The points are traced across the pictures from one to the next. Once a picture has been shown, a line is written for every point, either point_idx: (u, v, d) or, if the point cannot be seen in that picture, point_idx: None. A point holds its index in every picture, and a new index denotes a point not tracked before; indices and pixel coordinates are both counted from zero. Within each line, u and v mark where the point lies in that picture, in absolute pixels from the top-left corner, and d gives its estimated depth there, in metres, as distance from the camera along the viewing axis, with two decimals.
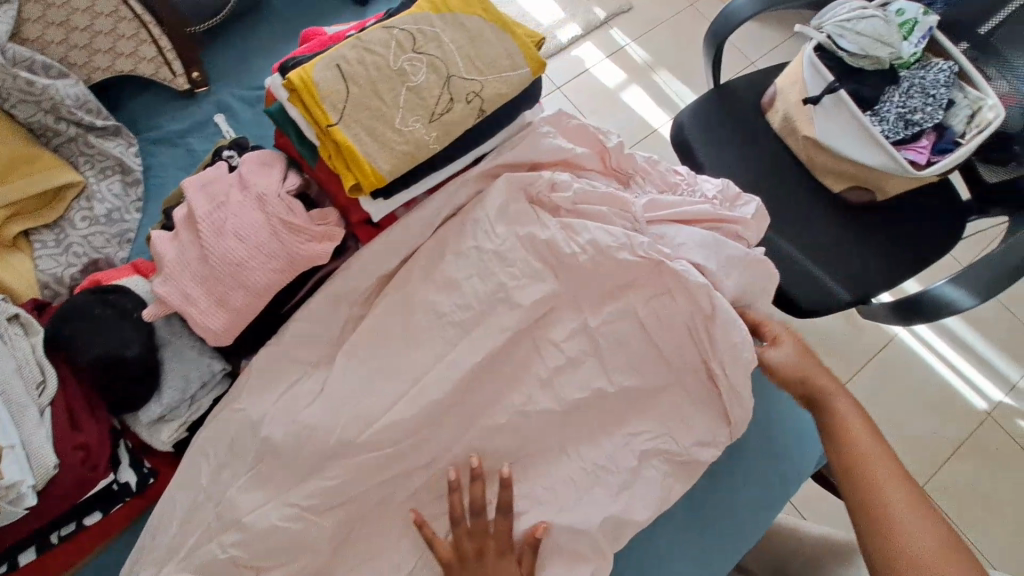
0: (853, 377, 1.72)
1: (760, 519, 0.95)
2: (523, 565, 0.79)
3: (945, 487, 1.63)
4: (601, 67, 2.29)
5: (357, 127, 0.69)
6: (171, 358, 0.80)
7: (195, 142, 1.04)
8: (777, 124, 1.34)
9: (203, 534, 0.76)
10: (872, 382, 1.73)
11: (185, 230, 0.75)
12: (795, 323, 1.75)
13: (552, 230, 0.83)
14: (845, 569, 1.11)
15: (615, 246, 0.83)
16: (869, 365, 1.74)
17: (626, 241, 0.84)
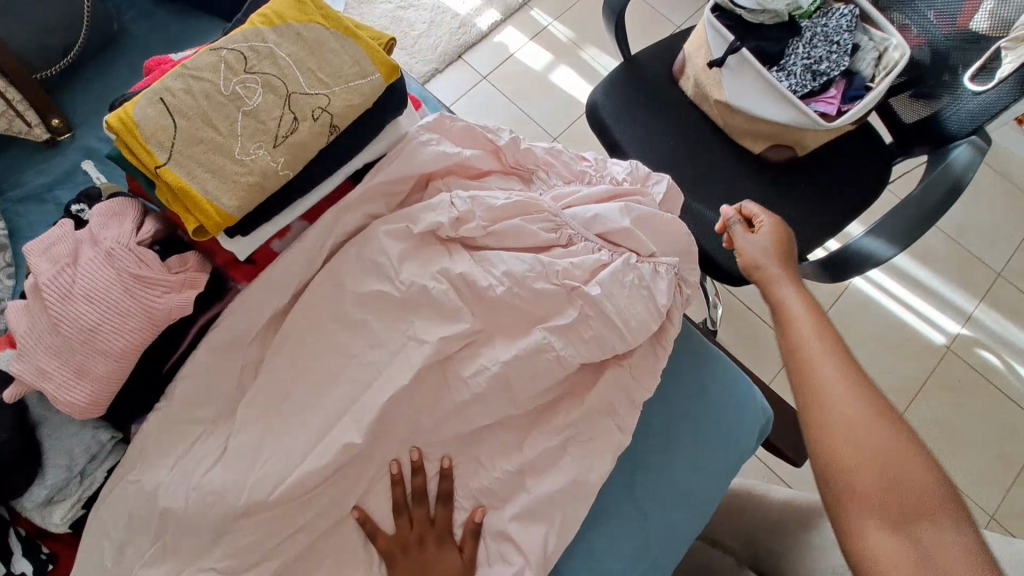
0: None
1: (702, 506, 0.93)
2: (465, 552, 0.78)
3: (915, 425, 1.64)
4: (525, 50, 2.23)
5: (191, 164, 0.63)
6: (49, 436, 0.74)
7: (64, 195, 0.97)
8: (690, 91, 1.30)
9: None
10: None
11: (34, 298, 0.69)
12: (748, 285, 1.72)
13: (467, 265, 0.78)
14: (813, 531, 1.09)
15: (530, 275, 0.78)
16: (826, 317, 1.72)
17: (538, 267, 0.79)
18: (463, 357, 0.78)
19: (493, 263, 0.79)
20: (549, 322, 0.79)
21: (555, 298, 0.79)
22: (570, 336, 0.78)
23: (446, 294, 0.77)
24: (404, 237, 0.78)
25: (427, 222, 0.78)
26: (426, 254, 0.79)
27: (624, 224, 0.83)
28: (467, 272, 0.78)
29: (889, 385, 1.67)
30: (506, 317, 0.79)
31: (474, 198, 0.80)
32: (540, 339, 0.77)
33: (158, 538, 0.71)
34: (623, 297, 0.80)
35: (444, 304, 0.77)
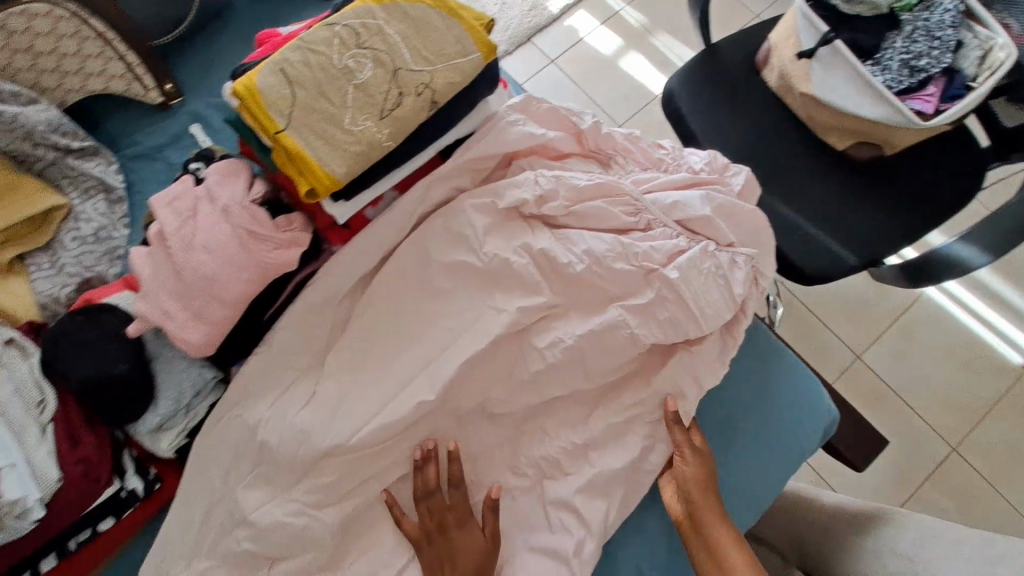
0: (878, 339, 1.64)
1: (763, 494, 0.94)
2: (488, 532, 0.80)
3: (981, 446, 1.56)
4: (596, 35, 2.21)
5: (306, 131, 0.68)
6: (162, 371, 0.83)
7: (174, 155, 1.06)
8: (774, 82, 1.26)
9: (219, 531, 0.79)
10: (898, 344, 1.65)
11: (157, 246, 0.77)
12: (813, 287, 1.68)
13: (547, 243, 0.81)
14: (870, 537, 1.07)
15: (611, 255, 0.80)
16: (893, 325, 1.66)
17: (619, 249, 0.80)
18: (538, 330, 0.81)
19: (573, 241, 0.82)
20: (626, 301, 0.81)
21: (632, 278, 0.80)
22: (645, 316, 0.80)
23: (528, 268, 0.80)
24: (490, 211, 0.81)
25: (513, 198, 0.80)
26: (509, 230, 0.82)
27: (705, 212, 0.83)
28: (548, 249, 0.80)
29: (958, 403, 1.60)
30: (582, 295, 0.82)
31: (558, 176, 0.82)
32: (616, 316, 0.79)
33: (257, 466, 0.78)
34: (699, 284, 0.81)
35: (524, 277, 0.80)
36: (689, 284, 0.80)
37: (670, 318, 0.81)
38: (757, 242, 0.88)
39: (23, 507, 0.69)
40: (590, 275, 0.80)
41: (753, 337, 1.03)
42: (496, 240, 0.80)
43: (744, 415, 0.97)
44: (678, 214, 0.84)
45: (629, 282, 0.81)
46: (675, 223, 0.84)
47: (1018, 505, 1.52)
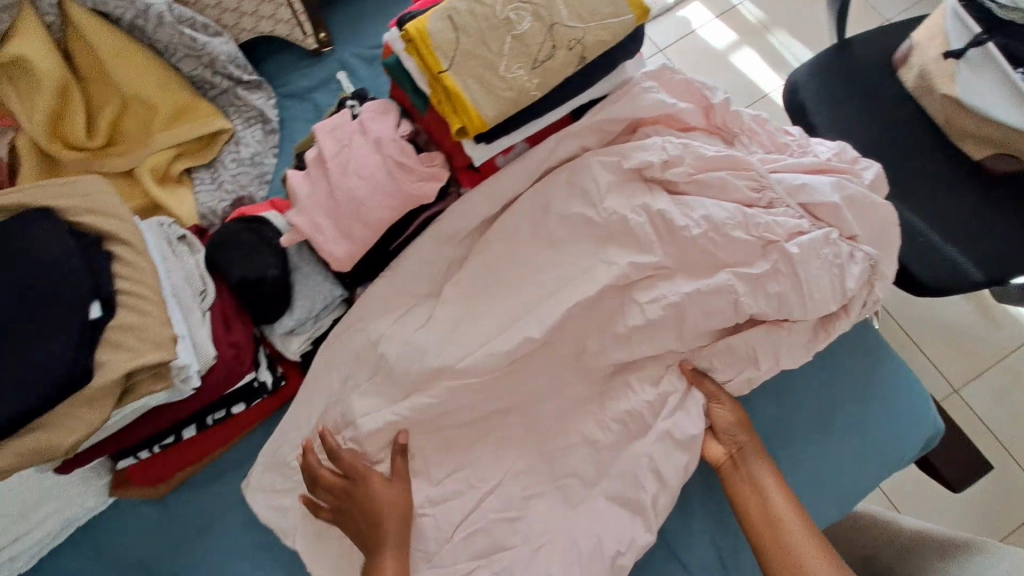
0: (982, 372, 1.53)
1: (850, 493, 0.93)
2: (397, 472, 0.83)
3: None
4: (709, 27, 2.16)
5: (464, 73, 0.74)
6: (301, 281, 0.93)
7: (321, 97, 1.16)
8: (911, 82, 1.20)
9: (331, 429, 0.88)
10: (1006, 381, 1.52)
11: (316, 169, 0.86)
12: (916, 306, 1.58)
13: (665, 204, 0.83)
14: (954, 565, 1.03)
15: (730, 224, 0.82)
16: (1003, 361, 1.54)
17: (740, 219, 0.82)
18: (647, 288, 0.83)
19: (691, 207, 0.83)
20: (742, 269, 0.82)
21: (749, 247, 0.82)
22: (756, 287, 0.82)
23: (646, 227, 0.82)
24: (616, 168, 0.84)
25: (640, 160, 0.83)
26: (631, 189, 0.84)
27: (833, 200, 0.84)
28: (665, 210, 0.82)
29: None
30: (698, 257, 0.83)
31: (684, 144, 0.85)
32: (727, 282, 0.81)
33: (374, 375, 0.87)
34: (815, 267, 0.81)
35: (639, 236, 0.82)
36: (807, 263, 0.81)
37: (786, 290, 0.82)
38: (876, 239, 0.88)
39: (185, 374, 0.77)
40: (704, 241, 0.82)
41: (861, 338, 1.01)
42: (619, 197, 0.84)
43: (836, 409, 0.96)
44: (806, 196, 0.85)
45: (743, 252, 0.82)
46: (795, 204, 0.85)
47: None
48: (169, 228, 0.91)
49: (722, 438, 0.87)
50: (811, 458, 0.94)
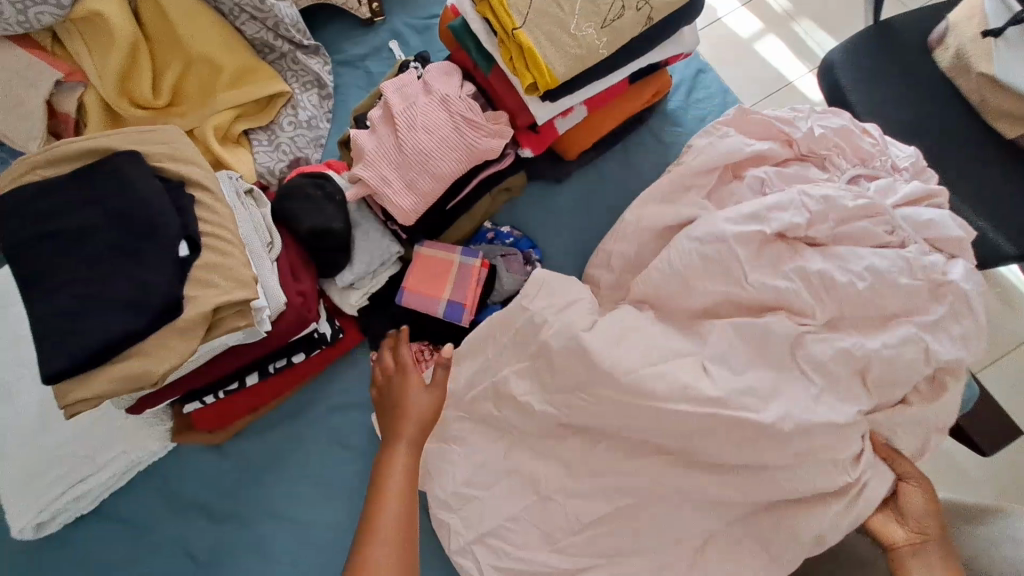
0: None
1: None
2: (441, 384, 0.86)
3: None
4: (735, 16, 2.18)
5: (537, 31, 0.78)
6: (361, 237, 0.96)
7: (373, 65, 1.19)
8: (946, 63, 1.23)
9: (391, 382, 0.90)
10: None
11: (382, 125, 0.89)
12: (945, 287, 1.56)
13: (820, 265, 0.81)
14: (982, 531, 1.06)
15: (894, 272, 0.79)
16: None
17: (904, 266, 0.80)
18: (809, 338, 0.80)
19: (847, 259, 0.81)
20: (913, 317, 0.80)
21: (916, 292, 0.79)
22: (935, 333, 0.79)
23: (798, 292, 0.80)
24: (746, 217, 0.83)
25: (780, 221, 0.82)
26: (771, 250, 0.83)
27: (958, 234, 0.82)
28: (823, 270, 0.81)
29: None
30: (857, 310, 0.81)
31: (808, 191, 0.84)
32: (909, 332, 0.78)
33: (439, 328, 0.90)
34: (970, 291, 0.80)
35: (793, 301, 0.81)
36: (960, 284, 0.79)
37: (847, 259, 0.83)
38: None
39: (262, 316, 0.81)
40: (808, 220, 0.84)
41: None
42: (758, 243, 0.83)
43: None
44: (926, 232, 0.83)
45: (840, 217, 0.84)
46: (921, 240, 0.82)
47: None
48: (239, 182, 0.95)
49: (907, 523, 0.76)
50: None
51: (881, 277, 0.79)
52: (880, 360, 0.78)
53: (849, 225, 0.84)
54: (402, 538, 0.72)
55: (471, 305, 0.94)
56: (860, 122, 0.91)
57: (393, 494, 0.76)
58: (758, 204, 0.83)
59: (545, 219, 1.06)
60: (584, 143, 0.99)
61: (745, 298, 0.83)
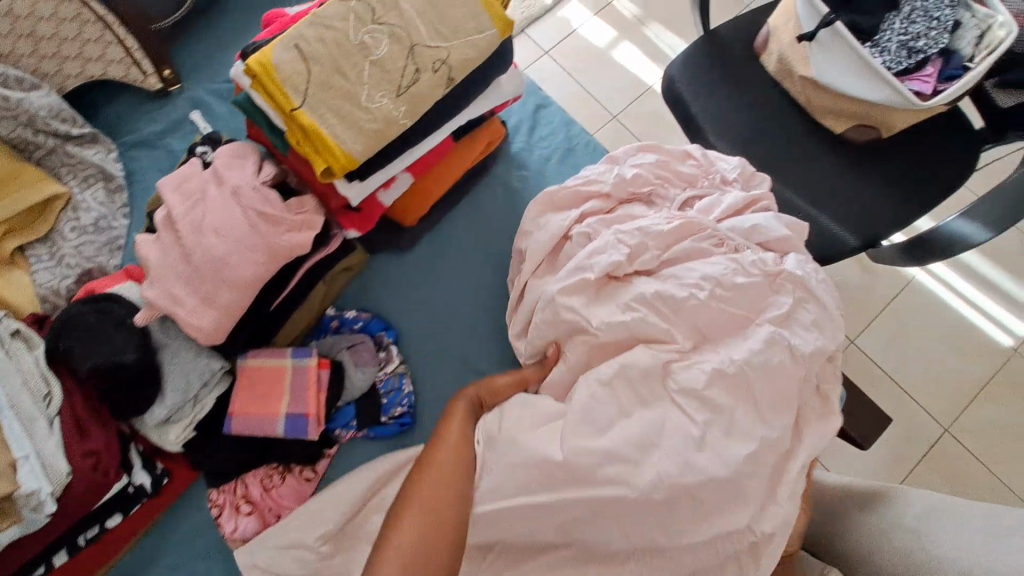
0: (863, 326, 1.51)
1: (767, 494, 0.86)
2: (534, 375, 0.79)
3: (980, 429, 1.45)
4: (589, 27, 2.08)
5: (322, 107, 0.67)
6: (169, 360, 0.80)
7: (174, 142, 1.02)
8: (772, 67, 1.27)
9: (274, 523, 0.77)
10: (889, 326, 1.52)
11: (165, 230, 0.75)
12: None
13: (658, 285, 0.76)
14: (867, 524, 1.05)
15: (729, 272, 0.76)
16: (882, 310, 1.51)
17: (735, 264, 0.76)
18: (674, 366, 0.72)
19: (681, 275, 0.77)
20: (763, 316, 0.75)
21: (757, 287, 0.76)
22: (787, 326, 0.75)
23: (646, 320, 0.74)
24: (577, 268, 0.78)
25: (604, 260, 0.77)
26: (607, 289, 0.78)
27: (783, 231, 0.80)
28: (659, 289, 0.75)
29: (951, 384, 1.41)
30: (710, 323, 0.75)
31: (626, 227, 0.80)
32: (769, 333, 0.72)
33: None
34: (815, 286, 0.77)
35: (646, 330, 0.74)
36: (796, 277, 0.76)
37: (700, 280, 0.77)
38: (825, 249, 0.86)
39: (37, 499, 0.67)
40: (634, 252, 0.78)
41: None
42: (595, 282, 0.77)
43: None
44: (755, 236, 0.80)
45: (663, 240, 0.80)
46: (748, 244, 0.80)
47: None
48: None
49: None
50: None
51: (717, 282, 0.75)
52: (765, 381, 0.71)
53: (681, 248, 0.80)
54: (439, 522, 0.58)
55: (317, 414, 0.81)
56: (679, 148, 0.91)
57: (446, 463, 0.63)
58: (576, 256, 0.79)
59: (394, 293, 0.96)
60: (419, 207, 0.90)
61: (601, 341, 0.75)
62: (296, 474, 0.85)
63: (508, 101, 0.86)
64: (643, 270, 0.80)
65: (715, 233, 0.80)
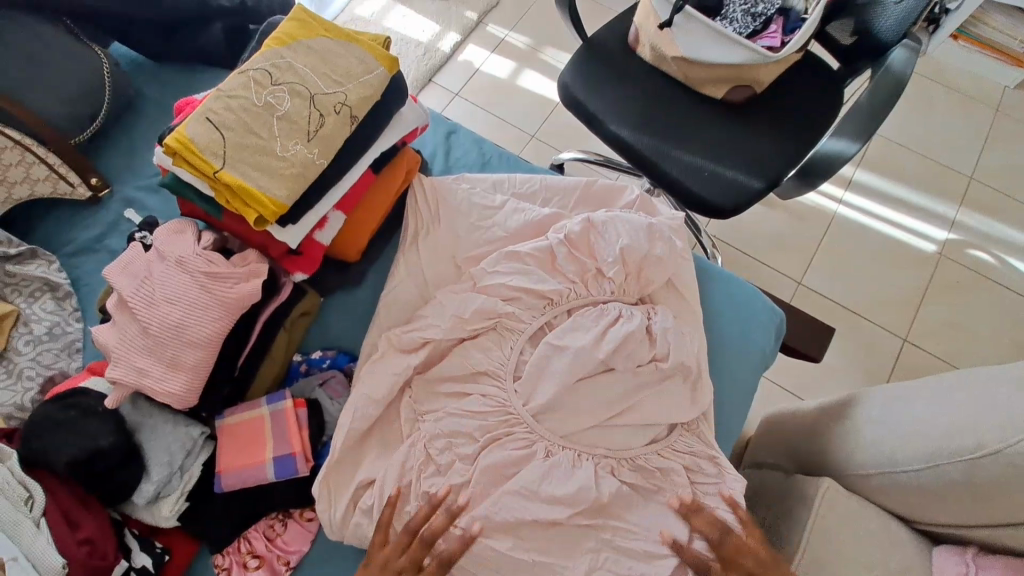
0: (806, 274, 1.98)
1: (744, 395, 1.04)
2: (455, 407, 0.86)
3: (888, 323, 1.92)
4: (490, 63, 2.13)
5: (240, 165, 0.74)
6: (148, 439, 0.83)
7: (114, 242, 1.07)
8: (648, 57, 1.40)
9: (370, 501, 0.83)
10: (822, 276, 1.98)
11: (120, 313, 0.79)
12: (735, 249, 2.01)
13: (515, 284, 0.91)
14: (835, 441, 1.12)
15: (551, 250, 0.93)
16: (811, 267, 1.99)
17: (564, 253, 0.93)
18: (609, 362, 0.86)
19: (526, 275, 0.92)
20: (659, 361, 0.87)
21: (578, 267, 0.93)
22: (606, 285, 0.93)
23: (529, 271, 0.92)
24: (473, 410, 0.85)
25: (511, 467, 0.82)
26: (435, 392, 0.88)
27: (610, 233, 0.92)
28: (513, 280, 0.91)
29: (847, 306, 1.94)
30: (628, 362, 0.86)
31: (509, 286, 0.91)
32: (613, 309, 0.89)
33: (327, 487, 0.83)
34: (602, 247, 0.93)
35: (514, 310, 0.90)
36: (606, 246, 0.92)
37: (592, 321, 0.88)
38: (662, 237, 0.93)
39: None
40: (508, 328, 0.91)
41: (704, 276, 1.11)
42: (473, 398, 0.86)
43: (711, 345, 1.05)
44: (601, 232, 0.93)
45: (528, 378, 0.86)
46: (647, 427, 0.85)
47: (917, 344, 1.89)
48: None
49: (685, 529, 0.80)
50: (716, 376, 1.04)
51: (607, 329, 0.87)
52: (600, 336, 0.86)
53: (529, 364, 0.87)
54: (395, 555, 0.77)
55: (303, 451, 0.84)
56: (622, 188, 1.05)
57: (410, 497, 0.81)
58: (482, 343, 0.90)
59: (357, 326, 1.00)
60: (358, 241, 0.96)
61: (503, 296, 0.91)
62: (297, 518, 0.86)
63: (416, 129, 0.95)
64: (485, 290, 0.92)
65: (593, 284, 0.93)
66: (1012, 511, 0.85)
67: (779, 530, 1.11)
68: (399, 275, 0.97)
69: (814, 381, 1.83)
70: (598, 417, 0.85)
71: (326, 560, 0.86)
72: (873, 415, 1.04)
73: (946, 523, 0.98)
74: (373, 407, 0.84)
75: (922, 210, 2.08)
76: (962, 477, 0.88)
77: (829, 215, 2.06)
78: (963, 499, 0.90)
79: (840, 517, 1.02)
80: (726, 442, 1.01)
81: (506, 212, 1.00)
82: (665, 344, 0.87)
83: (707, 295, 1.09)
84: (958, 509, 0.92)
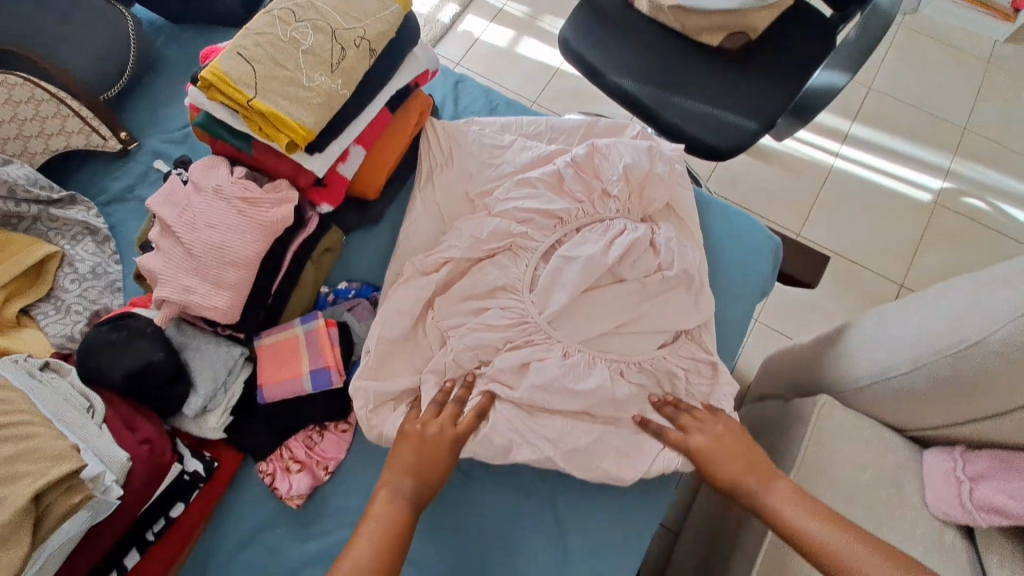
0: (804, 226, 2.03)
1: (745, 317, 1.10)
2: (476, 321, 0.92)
3: (885, 269, 1.98)
4: (489, 32, 2.18)
5: (271, 95, 0.80)
6: (193, 357, 0.90)
7: (145, 191, 1.13)
8: (646, 8, 1.45)
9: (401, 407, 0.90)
10: (820, 229, 2.03)
11: (164, 240, 0.86)
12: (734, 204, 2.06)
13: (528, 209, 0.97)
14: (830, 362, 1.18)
15: (558, 175, 1.00)
16: (809, 220, 2.05)
17: (570, 174, 0.99)
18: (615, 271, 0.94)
19: (537, 198, 0.98)
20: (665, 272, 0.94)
21: (586, 194, 1.00)
22: (612, 208, 0.98)
23: (539, 194, 0.99)
24: (491, 324, 0.91)
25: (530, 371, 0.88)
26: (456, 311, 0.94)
27: (613, 155, 0.99)
28: (525, 206, 0.97)
29: (844, 253, 2.00)
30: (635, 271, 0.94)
31: (521, 209, 0.98)
32: (619, 224, 0.96)
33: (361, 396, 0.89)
34: (607, 167, 0.99)
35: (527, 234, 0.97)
36: (610, 166, 0.98)
37: (599, 236, 0.95)
38: (663, 158, 0.99)
39: (104, 483, 0.73)
40: (521, 251, 0.97)
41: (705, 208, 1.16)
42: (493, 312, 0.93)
43: (712, 271, 1.11)
44: (605, 155, 0.99)
45: (542, 292, 0.93)
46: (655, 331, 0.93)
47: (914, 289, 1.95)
48: (27, 360, 0.83)
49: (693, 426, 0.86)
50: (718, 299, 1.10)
51: (612, 241, 0.94)
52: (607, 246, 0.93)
53: (544, 276, 0.93)
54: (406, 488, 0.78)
55: (335, 365, 0.91)
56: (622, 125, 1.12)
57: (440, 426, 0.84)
58: (498, 264, 0.96)
59: (379, 260, 1.07)
60: (378, 177, 1.02)
61: (516, 222, 0.98)
62: (332, 429, 0.93)
63: (428, 69, 1.01)
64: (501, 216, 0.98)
65: (600, 204, 0.99)
66: (995, 401, 0.92)
67: (779, 447, 1.18)
68: (417, 208, 1.03)
69: (813, 327, 1.89)
70: (608, 327, 0.91)
71: (361, 466, 0.93)
72: (866, 332, 1.10)
73: (935, 426, 1.05)
74: (401, 327, 0.91)
75: (916, 161, 2.13)
76: (948, 373, 0.94)
77: (825, 169, 2.11)
78: (950, 397, 0.97)
79: (836, 427, 1.09)
80: (727, 360, 1.08)
81: (515, 149, 1.06)
82: (666, 252, 0.95)
83: (708, 225, 1.15)
84: (946, 407, 0.99)
